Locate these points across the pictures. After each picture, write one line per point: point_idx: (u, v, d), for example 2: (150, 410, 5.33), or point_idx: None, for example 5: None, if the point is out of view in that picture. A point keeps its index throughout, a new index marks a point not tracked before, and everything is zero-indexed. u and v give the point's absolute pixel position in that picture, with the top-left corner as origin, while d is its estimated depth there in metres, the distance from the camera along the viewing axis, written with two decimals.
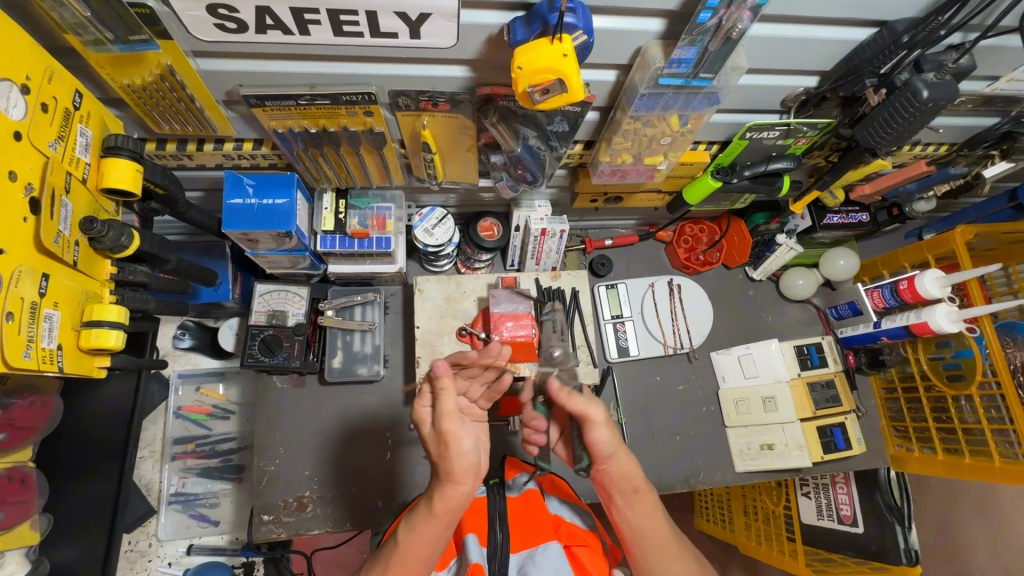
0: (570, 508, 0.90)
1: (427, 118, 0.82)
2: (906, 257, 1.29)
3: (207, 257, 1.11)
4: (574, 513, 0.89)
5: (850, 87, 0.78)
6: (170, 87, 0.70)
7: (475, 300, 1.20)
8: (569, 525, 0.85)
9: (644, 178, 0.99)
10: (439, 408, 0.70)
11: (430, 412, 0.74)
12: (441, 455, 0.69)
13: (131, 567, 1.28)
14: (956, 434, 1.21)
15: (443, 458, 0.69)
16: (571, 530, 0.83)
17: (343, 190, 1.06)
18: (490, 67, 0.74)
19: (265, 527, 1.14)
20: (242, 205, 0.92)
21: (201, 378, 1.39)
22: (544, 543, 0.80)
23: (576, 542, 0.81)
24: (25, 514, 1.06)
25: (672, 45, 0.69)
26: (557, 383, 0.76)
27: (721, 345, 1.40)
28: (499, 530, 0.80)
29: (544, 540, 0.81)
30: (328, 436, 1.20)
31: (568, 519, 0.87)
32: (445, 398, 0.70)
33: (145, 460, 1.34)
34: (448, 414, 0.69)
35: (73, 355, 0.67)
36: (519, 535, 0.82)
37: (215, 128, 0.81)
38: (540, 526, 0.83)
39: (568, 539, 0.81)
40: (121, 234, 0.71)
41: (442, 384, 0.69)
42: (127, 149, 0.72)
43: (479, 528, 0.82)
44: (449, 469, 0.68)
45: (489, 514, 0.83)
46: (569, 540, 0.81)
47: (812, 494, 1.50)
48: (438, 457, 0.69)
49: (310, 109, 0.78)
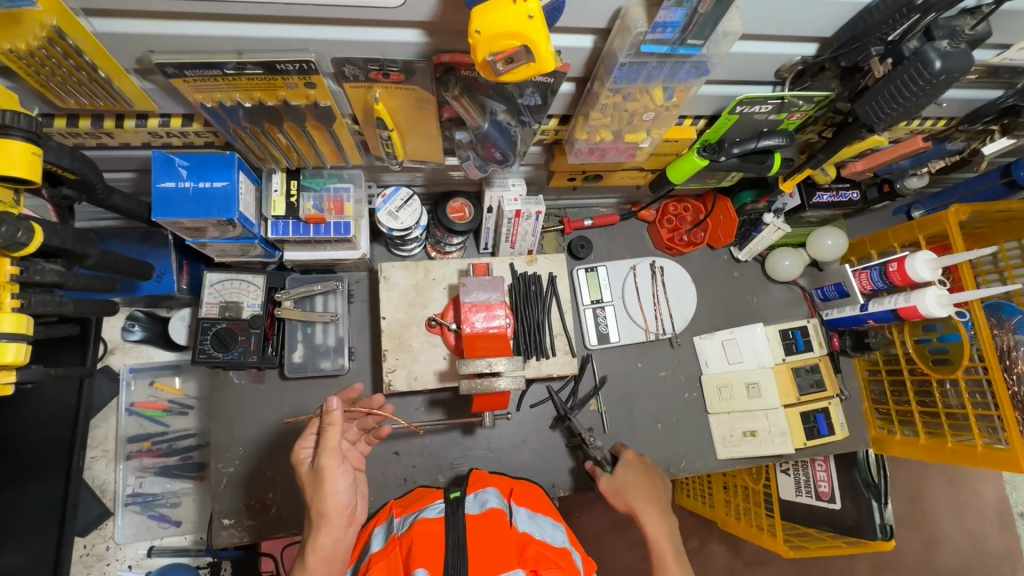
0: (539, 522, 0.87)
1: (380, 91, 0.73)
2: (895, 236, 1.24)
3: (146, 245, 1.00)
4: (541, 531, 0.85)
5: (852, 57, 0.70)
6: (63, 53, 0.59)
7: (446, 288, 1.12)
8: (536, 547, 0.78)
9: (624, 157, 0.91)
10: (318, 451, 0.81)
11: (309, 453, 0.84)
12: (317, 496, 0.80)
13: (88, 571, 1.22)
14: (939, 418, 1.19)
15: (317, 497, 0.80)
16: (539, 552, 0.77)
17: (294, 170, 0.96)
18: (448, 31, 0.64)
19: (226, 531, 1.08)
20: (176, 189, 0.82)
21: (155, 371, 1.30)
22: (506, 572, 0.73)
23: (542, 566, 0.75)
24: None
25: (655, 5, 0.60)
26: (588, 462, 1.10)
27: (704, 329, 1.36)
28: (457, 557, 0.76)
29: (507, 568, 0.74)
30: (291, 433, 1.13)
31: (536, 538, 0.81)
32: (325, 440, 0.79)
33: (98, 460, 1.26)
34: (327, 456, 0.79)
35: None
36: (480, 560, 0.76)
37: (131, 102, 0.70)
38: (504, 550, 0.77)
39: (534, 564, 0.75)
40: (17, 229, 0.60)
41: (328, 425, 0.79)
42: (20, 129, 0.61)
43: (433, 556, 0.77)
44: (321, 509, 0.79)
45: (447, 538, 0.80)
46: (535, 566, 0.75)
47: (790, 471, 1.50)
48: (313, 496, 0.81)
49: (240, 80, 0.67)
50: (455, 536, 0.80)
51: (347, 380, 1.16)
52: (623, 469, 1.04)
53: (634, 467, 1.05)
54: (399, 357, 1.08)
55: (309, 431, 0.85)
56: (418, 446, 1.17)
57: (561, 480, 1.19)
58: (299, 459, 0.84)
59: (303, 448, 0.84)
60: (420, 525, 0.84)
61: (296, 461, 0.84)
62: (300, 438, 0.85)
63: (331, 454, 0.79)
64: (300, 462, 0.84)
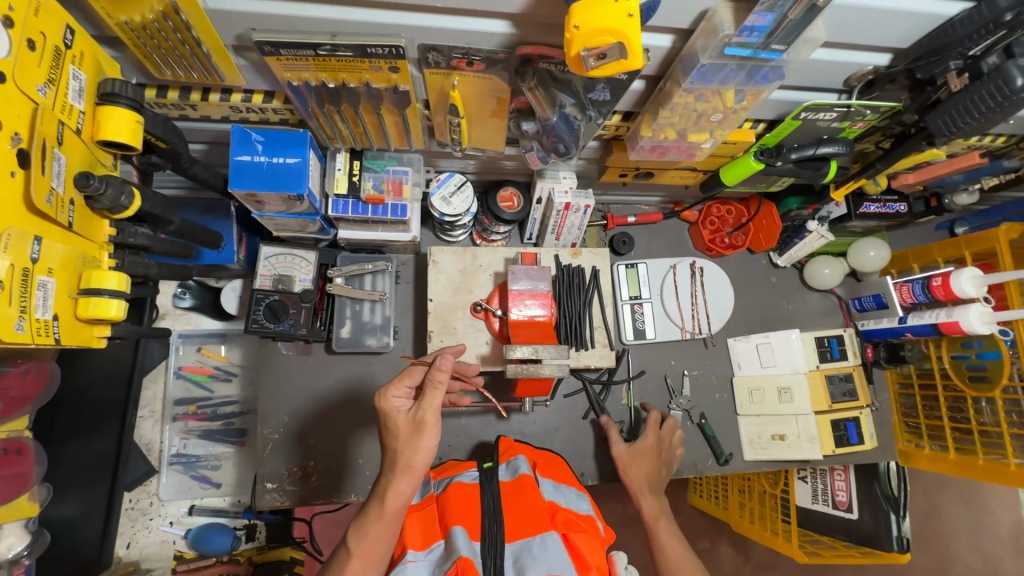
0: (564, 493, 0.93)
1: (457, 78, 0.75)
2: (939, 251, 1.24)
3: (210, 216, 1.04)
4: (568, 500, 0.91)
5: (929, 69, 0.71)
6: (174, 26, 0.62)
7: (491, 275, 1.15)
8: (564, 513, 0.86)
9: (684, 156, 0.92)
10: (420, 404, 0.81)
11: (400, 403, 0.83)
12: (408, 447, 0.80)
13: (132, 524, 1.27)
14: (972, 435, 1.19)
15: (409, 449, 0.80)
16: (567, 518, 0.84)
17: (358, 151, 0.99)
18: (534, 24, 0.66)
19: (269, 495, 1.13)
20: (251, 162, 0.85)
21: (202, 339, 1.34)
22: (540, 534, 0.79)
23: (571, 530, 0.82)
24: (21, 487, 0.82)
25: (743, 10, 0.61)
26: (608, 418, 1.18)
27: (739, 331, 1.37)
28: (493, 519, 0.82)
29: (540, 530, 0.80)
30: (334, 406, 1.17)
31: (563, 506, 0.88)
32: (432, 394, 0.80)
33: (146, 420, 1.31)
34: (430, 411, 0.80)
35: (70, 326, 0.60)
36: (514, 525, 0.82)
37: (223, 76, 0.73)
38: (536, 515, 0.83)
39: (564, 528, 0.82)
40: (121, 192, 0.64)
41: (436, 382, 0.79)
42: (126, 97, 0.64)
43: (469, 519, 0.83)
44: (410, 460, 0.80)
45: (483, 500, 0.86)
46: (565, 529, 0.82)
47: (808, 479, 1.50)
48: (400, 445, 0.80)
49: (329, 61, 0.70)
50: (490, 499, 0.86)
51: (389, 358, 1.20)
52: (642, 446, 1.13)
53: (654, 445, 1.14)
54: (444, 339, 1.11)
55: (403, 381, 0.83)
56: (454, 427, 1.21)
57: (589, 470, 1.22)
58: (391, 407, 0.82)
59: (397, 396, 0.83)
60: (455, 489, 0.90)
61: (390, 408, 0.81)
62: (390, 386, 0.83)
63: (432, 410, 0.80)
64: (392, 410, 0.82)
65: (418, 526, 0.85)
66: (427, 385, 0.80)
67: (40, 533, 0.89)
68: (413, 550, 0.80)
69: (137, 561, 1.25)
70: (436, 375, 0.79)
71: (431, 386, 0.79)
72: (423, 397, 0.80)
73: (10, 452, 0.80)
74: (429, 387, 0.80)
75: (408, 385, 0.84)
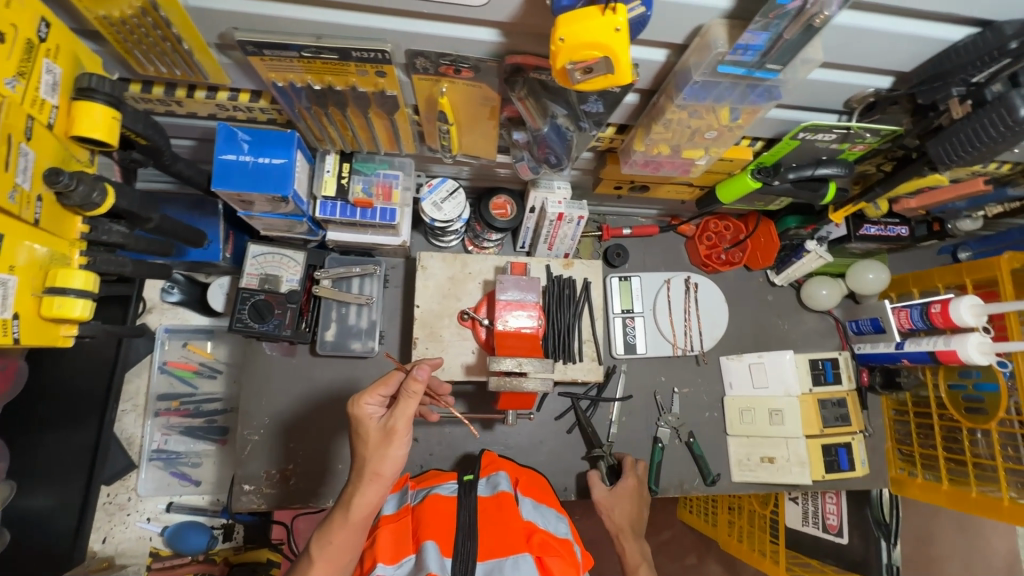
0: (543, 514, 0.91)
1: (446, 85, 0.73)
2: (940, 277, 1.22)
3: (197, 213, 1.03)
4: (547, 522, 0.89)
5: (931, 95, 0.69)
6: (153, 23, 0.61)
7: (481, 283, 1.13)
8: (541, 534, 0.82)
9: (678, 172, 0.90)
10: (392, 412, 0.79)
11: (372, 410, 0.81)
12: (376, 455, 0.78)
13: (108, 519, 1.26)
14: (966, 467, 1.16)
15: (377, 456, 0.78)
16: (544, 540, 0.81)
17: (348, 153, 0.97)
18: (524, 33, 0.64)
19: (245, 497, 1.11)
20: (236, 161, 0.83)
21: (189, 334, 1.33)
22: (514, 554, 0.78)
23: (547, 553, 0.79)
24: None
25: (738, 27, 0.60)
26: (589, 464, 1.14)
27: (732, 350, 1.34)
28: (467, 536, 0.81)
29: (514, 551, 0.79)
30: (316, 409, 1.15)
31: (540, 527, 0.85)
32: (405, 403, 0.78)
33: (127, 414, 1.30)
34: (400, 419, 0.78)
35: (33, 326, 0.59)
36: (488, 544, 0.81)
37: (206, 74, 0.71)
38: (511, 535, 0.82)
39: (539, 550, 0.79)
40: (94, 190, 0.62)
41: (410, 391, 0.77)
42: (103, 92, 0.62)
43: (442, 534, 0.82)
44: (377, 469, 0.77)
45: (459, 516, 0.85)
46: (540, 552, 0.79)
47: (799, 501, 1.50)
48: (369, 452, 0.78)
49: (313, 63, 0.68)
50: (466, 515, 0.85)
51: (374, 363, 1.18)
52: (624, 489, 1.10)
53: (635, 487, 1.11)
54: (429, 347, 1.09)
55: (377, 388, 0.82)
56: (437, 435, 1.19)
57: (573, 485, 1.20)
58: (364, 414, 0.80)
59: (370, 403, 0.81)
60: (431, 502, 0.88)
61: (362, 415, 0.80)
62: (364, 393, 0.82)
63: (403, 419, 0.78)
64: (365, 417, 0.81)
65: (390, 540, 0.83)
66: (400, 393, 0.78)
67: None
68: (382, 563, 0.78)
69: (112, 556, 1.24)
70: (409, 383, 0.77)
71: (404, 394, 0.78)
72: (396, 406, 0.79)
73: None
74: (403, 396, 0.79)
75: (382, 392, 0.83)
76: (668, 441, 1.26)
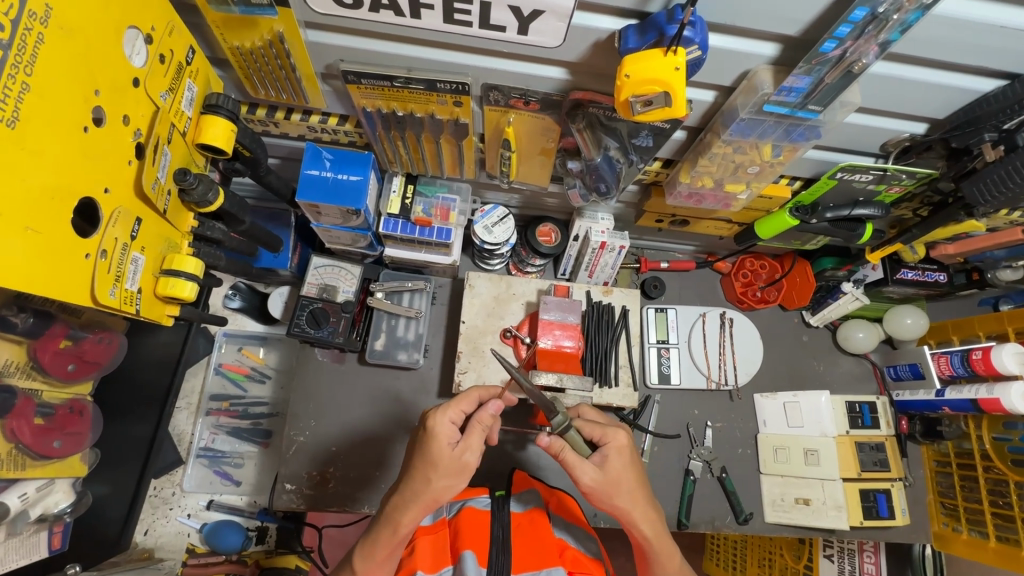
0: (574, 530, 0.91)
1: (514, 115, 0.82)
2: (981, 324, 1.22)
3: (273, 223, 1.15)
4: (579, 540, 0.90)
5: (964, 140, 0.74)
6: (276, 53, 0.72)
7: (523, 304, 1.18)
8: (573, 551, 0.85)
9: (720, 206, 0.96)
10: (464, 441, 0.76)
11: (450, 429, 0.76)
12: (443, 481, 0.75)
13: (152, 512, 1.31)
14: (1014, 523, 1.10)
15: (443, 483, 0.75)
16: (575, 556, 0.83)
17: (413, 175, 1.06)
18: (588, 72, 0.73)
19: (286, 496, 1.15)
20: (318, 176, 0.93)
21: (244, 339, 1.42)
22: (548, 567, 0.79)
23: (578, 568, 0.81)
24: (78, 445, 0.92)
25: (782, 72, 0.67)
26: (548, 437, 0.77)
27: (766, 388, 1.34)
28: (501, 549, 0.81)
29: (548, 564, 0.80)
30: (358, 415, 1.20)
31: (571, 544, 0.87)
32: (476, 434, 0.77)
33: (181, 411, 1.38)
34: (471, 453, 0.76)
35: (150, 301, 0.70)
36: (522, 556, 0.82)
37: (307, 97, 0.83)
38: (545, 549, 0.83)
39: (571, 565, 0.81)
40: (209, 190, 0.73)
41: (481, 422, 0.77)
42: (226, 108, 0.73)
43: (480, 544, 0.82)
44: (436, 496, 0.75)
45: (493, 529, 0.85)
46: (572, 567, 0.81)
47: (835, 558, 1.32)
48: (435, 477, 0.75)
49: (399, 92, 0.78)
50: (499, 530, 0.85)
51: (416, 374, 1.24)
52: (613, 459, 0.78)
53: (627, 454, 0.79)
54: (471, 361, 1.13)
55: (458, 405, 0.79)
56: None
57: (602, 511, 1.16)
58: (441, 429, 0.75)
59: (449, 421, 0.77)
60: (466, 515, 0.87)
61: (440, 432, 0.75)
62: (443, 409, 0.77)
63: (474, 452, 0.76)
64: (443, 437, 0.75)
65: (429, 549, 0.85)
66: (475, 425, 0.77)
67: (85, 494, 1.00)
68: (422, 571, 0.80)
69: (151, 548, 1.28)
70: (483, 418, 0.78)
71: (480, 428, 0.77)
72: (469, 437, 0.76)
73: (73, 412, 0.90)
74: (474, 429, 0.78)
75: (461, 409, 0.79)
76: (700, 474, 1.25)
